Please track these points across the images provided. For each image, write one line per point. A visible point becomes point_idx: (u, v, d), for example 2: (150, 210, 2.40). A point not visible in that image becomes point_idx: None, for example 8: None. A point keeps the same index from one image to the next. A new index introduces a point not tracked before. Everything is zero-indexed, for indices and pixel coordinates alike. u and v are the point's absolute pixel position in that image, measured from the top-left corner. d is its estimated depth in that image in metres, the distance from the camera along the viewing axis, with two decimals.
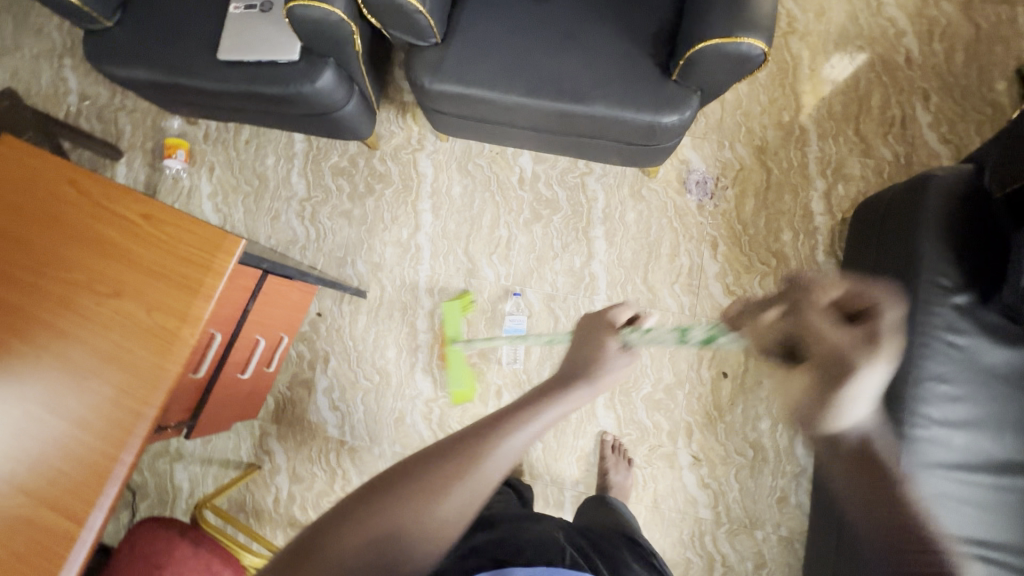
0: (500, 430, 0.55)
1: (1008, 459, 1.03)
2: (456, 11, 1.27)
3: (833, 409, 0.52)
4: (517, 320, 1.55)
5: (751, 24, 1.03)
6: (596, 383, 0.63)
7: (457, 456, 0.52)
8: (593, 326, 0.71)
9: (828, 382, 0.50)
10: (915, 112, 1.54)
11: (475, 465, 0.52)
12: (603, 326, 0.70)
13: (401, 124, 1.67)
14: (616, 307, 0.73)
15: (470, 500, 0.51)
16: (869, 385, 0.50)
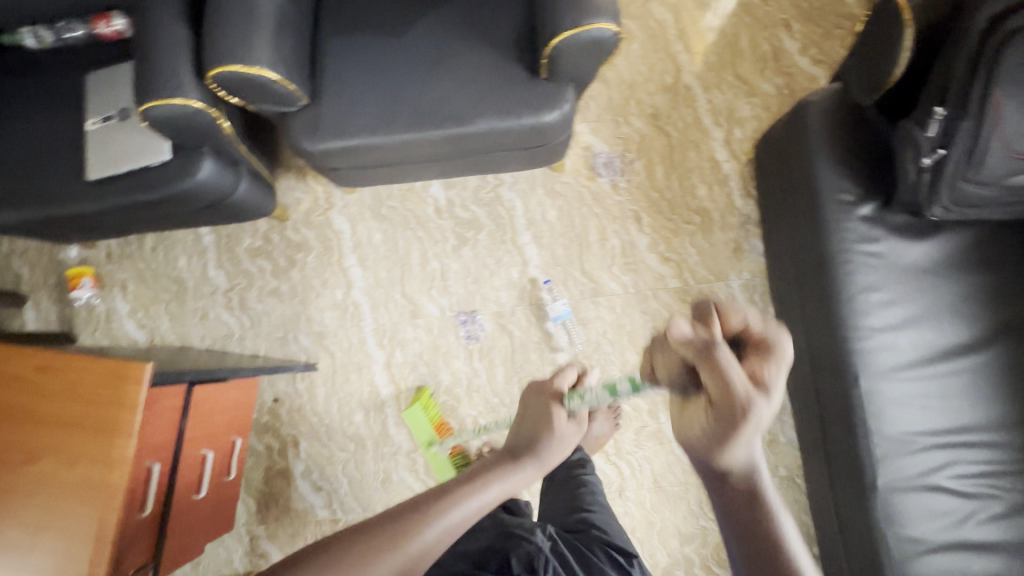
0: (450, 498, 0.69)
1: (954, 343, 1.06)
2: (317, 67, 1.25)
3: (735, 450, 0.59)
4: (561, 306, 1.51)
5: (597, 12, 1.06)
6: (540, 459, 0.82)
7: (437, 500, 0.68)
8: (538, 396, 0.91)
9: (728, 415, 0.58)
10: (783, 43, 1.60)
11: (417, 529, 0.64)
12: (548, 394, 0.89)
13: (304, 188, 1.65)
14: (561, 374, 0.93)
15: (423, 551, 0.63)
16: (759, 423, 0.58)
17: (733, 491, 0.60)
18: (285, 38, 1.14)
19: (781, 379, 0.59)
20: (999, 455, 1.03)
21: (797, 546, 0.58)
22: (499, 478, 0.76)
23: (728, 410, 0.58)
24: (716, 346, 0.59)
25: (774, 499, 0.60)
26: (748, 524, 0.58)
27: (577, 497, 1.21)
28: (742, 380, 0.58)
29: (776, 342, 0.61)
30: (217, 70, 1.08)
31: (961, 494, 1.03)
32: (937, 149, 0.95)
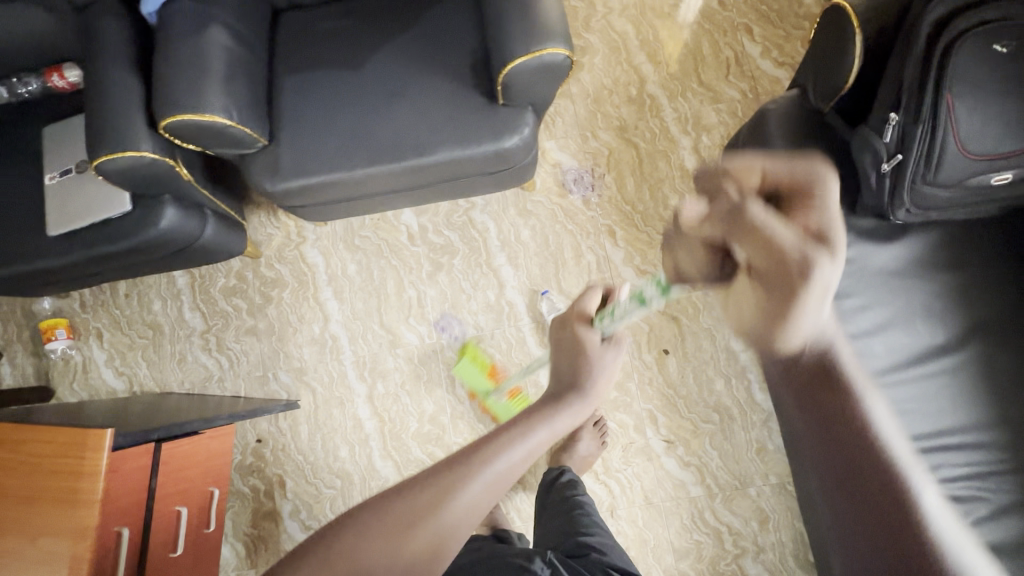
0: (490, 449, 0.63)
1: (932, 344, 1.05)
2: (274, 107, 1.24)
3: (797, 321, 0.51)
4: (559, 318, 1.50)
5: (547, 37, 1.05)
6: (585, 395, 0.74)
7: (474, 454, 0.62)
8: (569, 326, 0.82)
9: (783, 276, 0.50)
10: (744, 48, 1.60)
11: (462, 484, 0.59)
12: (575, 321, 0.82)
13: (276, 223, 1.63)
14: (588, 294, 0.85)
15: (470, 508, 0.58)
16: (825, 284, 0.49)
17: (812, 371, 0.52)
18: (237, 81, 1.13)
19: (837, 233, 0.52)
20: (986, 455, 1.01)
21: (888, 422, 0.49)
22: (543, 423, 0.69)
23: (783, 273, 0.50)
24: (752, 208, 0.56)
25: (858, 375, 0.51)
26: (828, 402, 0.50)
27: (573, 517, 1.16)
28: (793, 226, 0.53)
29: (812, 196, 0.59)
30: (170, 118, 1.07)
31: (952, 499, 1.01)
32: (894, 154, 0.95)
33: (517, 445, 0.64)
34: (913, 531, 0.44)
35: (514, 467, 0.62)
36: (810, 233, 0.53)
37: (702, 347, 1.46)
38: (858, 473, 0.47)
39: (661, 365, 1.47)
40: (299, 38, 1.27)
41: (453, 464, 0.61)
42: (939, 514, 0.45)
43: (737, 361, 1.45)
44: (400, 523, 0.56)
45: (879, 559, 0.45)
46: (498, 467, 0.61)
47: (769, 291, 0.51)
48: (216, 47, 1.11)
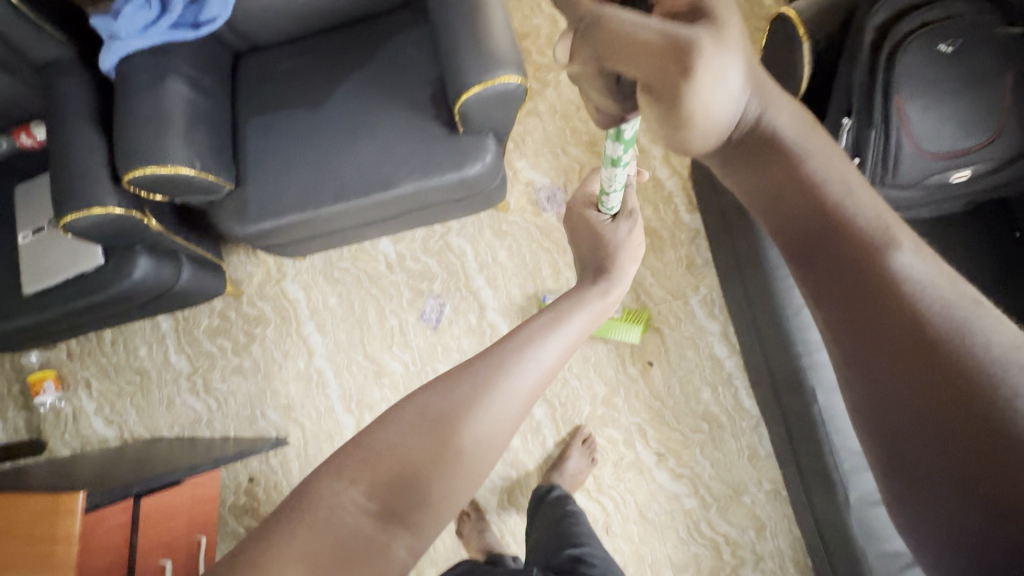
0: (527, 338, 0.66)
1: None
2: (239, 151, 1.25)
3: (704, 117, 0.42)
4: None
5: (499, 66, 1.06)
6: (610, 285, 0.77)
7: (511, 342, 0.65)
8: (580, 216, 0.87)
9: (671, 85, 0.39)
10: None
11: (509, 367, 0.62)
12: (579, 216, 0.86)
13: (255, 261, 1.64)
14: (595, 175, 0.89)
15: (517, 387, 0.61)
16: (716, 68, 0.40)
17: (762, 156, 0.48)
18: (198, 129, 1.14)
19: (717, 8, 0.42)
20: None
21: (864, 199, 0.45)
22: (576, 310, 0.72)
23: (664, 71, 0.39)
24: (607, 12, 0.42)
25: (812, 163, 0.48)
26: (798, 219, 0.47)
27: (566, 530, 1.12)
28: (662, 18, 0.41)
29: None
30: (134, 172, 1.08)
31: None
32: (852, 158, 0.94)
33: (560, 329, 0.69)
34: (913, 312, 0.39)
35: (561, 353, 0.66)
36: (680, 17, 0.41)
37: (686, 356, 1.46)
38: (851, 276, 0.43)
39: (646, 377, 1.46)
40: (260, 80, 1.28)
41: (500, 351, 0.64)
42: (937, 283, 0.41)
43: (722, 369, 1.44)
44: (462, 402, 0.58)
45: (889, 360, 0.39)
46: (545, 351, 0.65)
47: (667, 110, 0.41)
48: (175, 98, 1.12)
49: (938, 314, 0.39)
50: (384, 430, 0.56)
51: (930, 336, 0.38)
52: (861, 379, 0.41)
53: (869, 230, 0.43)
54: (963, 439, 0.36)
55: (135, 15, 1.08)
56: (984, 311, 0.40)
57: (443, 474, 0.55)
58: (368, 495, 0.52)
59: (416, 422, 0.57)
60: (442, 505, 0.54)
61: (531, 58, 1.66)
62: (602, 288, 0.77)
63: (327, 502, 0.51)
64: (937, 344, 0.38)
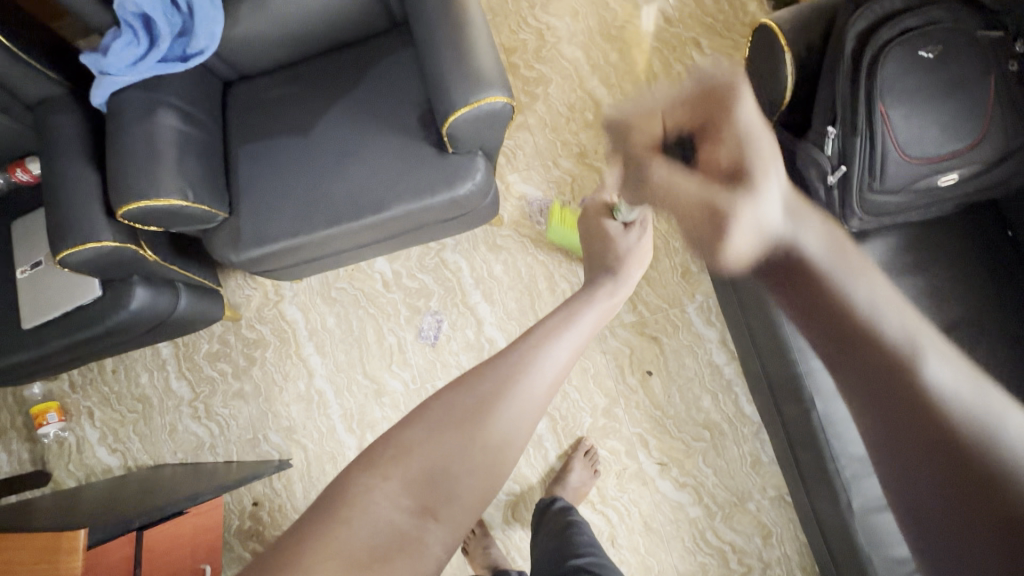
0: (543, 335, 0.61)
1: None
2: (232, 179, 1.26)
3: (735, 249, 0.53)
4: None
5: (485, 86, 1.06)
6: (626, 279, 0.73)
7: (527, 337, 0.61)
8: (593, 218, 0.83)
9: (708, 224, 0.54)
10: (695, 61, 1.61)
11: (527, 365, 0.58)
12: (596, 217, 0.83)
13: (253, 285, 1.65)
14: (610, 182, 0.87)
15: (535, 385, 0.57)
16: (750, 217, 0.53)
17: (787, 278, 0.50)
18: (190, 160, 1.15)
19: (749, 158, 0.55)
20: None
21: (889, 303, 0.48)
22: (591, 301, 0.68)
23: (696, 216, 0.55)
24: (658, 167, 0.61)
25: (828, 267, 0.50)
26: (824, 321, 0.48)
27: (571, 540, 1.11)
28: (696, 174, 0.56)
29: (724, 110, 0.58)
30: (127, 206, 1.09)
31: None
32: (838, 166, 0.95)
33: (578, 323, 0.64)
34: (946, 430, 0.42)
35: (578, 346, 0.62)
36: (727, 171, 0.55)
37: (685, 364, 1.46)
38: (881, 385, 0.45)
39: (645, 386, 1.46)
40: (250, 108, 1.29)
41: (518, 345, 0.60)
42: (965, 392, 0.43)
43: (721, 375, 1.44)
44: (481, 401, 0.55)
45: (924, 467, 0.43)
46: (560, 347, 0.60)
47: (706, 242, 0.55)
48: (165, 130, 1.13)
49: (965, 422, 0.42)
50: (405, 429, 0.54)
51: (963, 450, 0.42)
52: (895, 477, 0.46)
53: (897, 343, 0.45)
54: (993, 535, 0.41)
55: (123, 50, 1.10)
56: (1008, 412, 0.43)
57: (470, 472, 0.52)
58: (401, 492, 0.50)
59: (435, 423, 0.54)
60: (471, 500, 0.52)
61: (519, 73, 1.67)
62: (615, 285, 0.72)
63: (362, 504, 0.49)
64: (969, 460, 0.41)
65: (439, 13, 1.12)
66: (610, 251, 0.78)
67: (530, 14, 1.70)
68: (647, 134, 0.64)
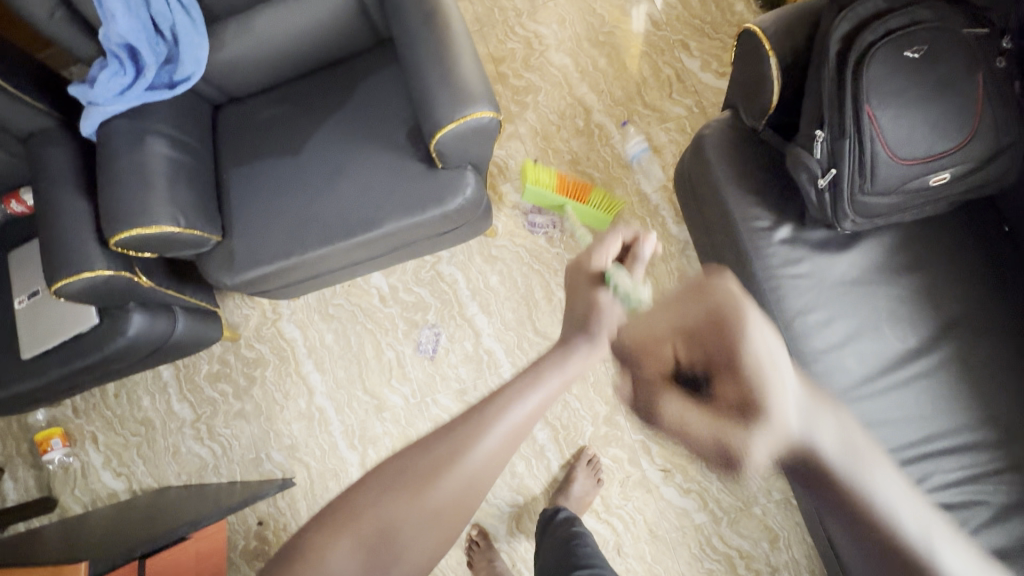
0: (500, 405, 0.62)
1: (905, 349, 1.03)
2: (224, 202, 1.26)
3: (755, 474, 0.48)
4: None
5: (471, 102, 1.06)
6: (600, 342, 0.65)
7: (484, 407, 0.62)
8: (578, 277, 0.70)
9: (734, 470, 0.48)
10: (683, 64, 1.60)
11: (477, 439, 0.60)
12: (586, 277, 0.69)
13: (251, 303, 1.65)
14: (605, 243, 0.70)
15: (487, 459, 0.60)
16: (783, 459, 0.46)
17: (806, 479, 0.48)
18: (181, 186, 1.15)
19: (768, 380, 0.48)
20: (979, 458, 0.98)
21: (903, 504, 0.46)
22: (554, 370, 0.65)
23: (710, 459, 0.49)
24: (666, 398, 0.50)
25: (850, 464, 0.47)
26: (848, 516, 0.46)
27: (573, 551, 1.09)
28: (704, 408, 0.48)
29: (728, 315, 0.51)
30: (120, 235, 1.09)
31: (944, 507, 0.97)
32: (829, 169, 0.94)
33: (535, 392, 0.63)
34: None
35: (529, 418, 0.62)
36: (737, 404, 0.47)
37: None
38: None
39: None
40: (240, 130, 1.30)
41: (475, 413, 0.61)
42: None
43: None
44: (431, 472, 0.58)
45: None
46: (515, 418, 0.61)
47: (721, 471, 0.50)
48: (155, 157, 1.14)
49: None
50: (364, 491, 0.60)
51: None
52: None
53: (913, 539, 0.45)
54: None
55: (110, 81, 1.10)
56: None
57: (417, 535, 0.57)
58: (352, 551, 0.56)
59: (390, 487, 0.58)
60: (419, 560, 0.57)
61: (508, 82, 1.67)
62: (588, 346, 0.65)
63: (320, 558, 0.56)
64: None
65: (423, 30, 1.12)
66: (589, 313, 0.66)
67: (517, 23, 1.70)
68: (659, 361, 0.53)
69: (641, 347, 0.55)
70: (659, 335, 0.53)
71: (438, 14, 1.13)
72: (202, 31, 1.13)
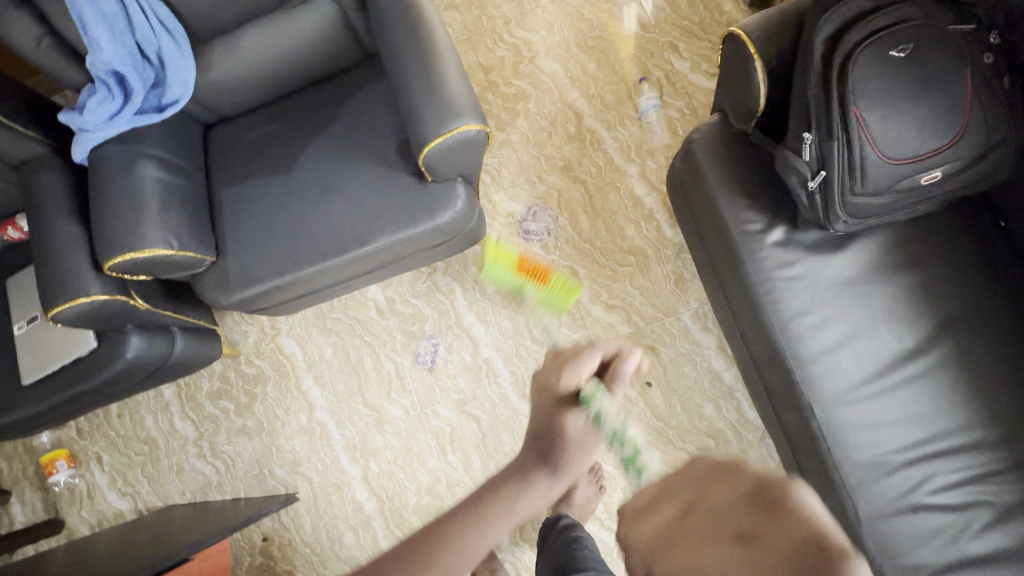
0: (448, 536, 0.59)
1: (902, 350, 1.02)
2: (217, 222, 1.27)
3: None
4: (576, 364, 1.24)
5: (458, 115, 1.06)
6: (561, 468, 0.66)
7: (430, 538, 0.59)
8: (542, 397, 0.72)
9: None
10: (673, 66, 1.60)
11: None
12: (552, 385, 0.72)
13: (249, 320, 1.66)
14: (578, 362, 0.72)
15: None
16: None
17: None
18: (173, 208, 1.16)
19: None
20: (981, 458, 0.97)
21: None
22: (506, 501, 0.63)
23: None
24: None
25: None
26: None
27: (573, 554, 1.06)
28: None
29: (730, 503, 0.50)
30: (113, 260, 1.10)
31: (947, 509, 0.96)
32: (818, 171, 0.93)
33: (486, 525, 0.60)
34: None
35: (476, 554, 0.58)
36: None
37: (684, 372, 1.44)
38: None
39: (646, 397, 1.44)
40: (231, 150, 1.30)
41: (421, 543, 0.58)
42: None
43: (722, 382, 1.42)
44: None
45: None
46: (462, 554, 0.58)
47: None
48: (146, 181, 1.14)
49: None
50: None
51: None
52: None
53: None
54: None
55: (99, 107, 1.11)
56: None
57: None
58: None
59: None
60: None
61: (498, 90, 1.67)
62: (547, 476, 0.65)
63: None
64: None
65: (408, 44, 1.12)
66: (554, 435, 0.68)
67: (506, 30, 1.70)
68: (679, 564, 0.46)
69: (672, 531, 0.49)
70: (698, 534, 0.47)
71: (423, 28, 1.13)
72: (188, 56, 1.13)
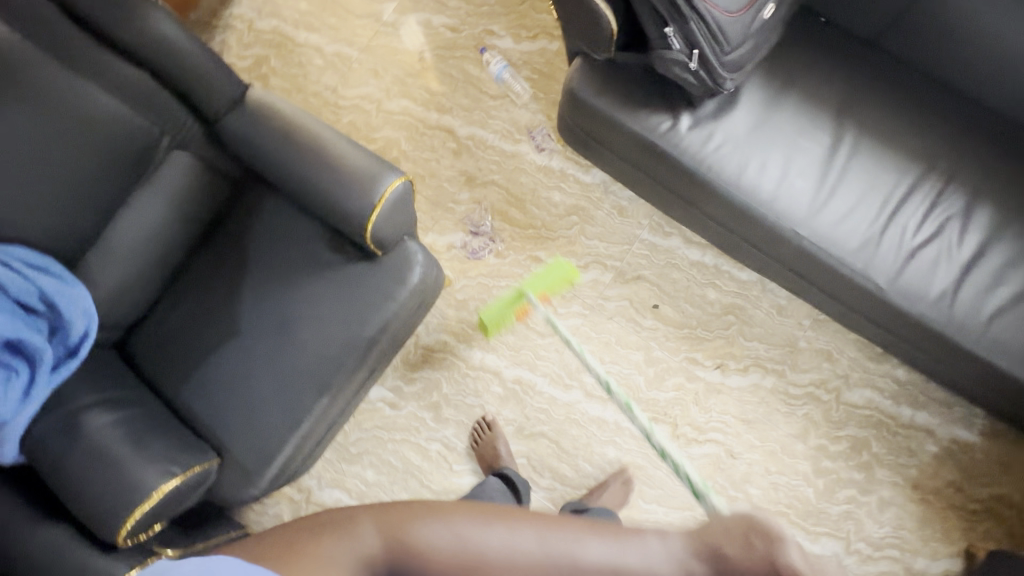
0: (482, 535, 0.71)
1: (825, 147, 1.18)
2: (195, 426, 1.12)
3: None
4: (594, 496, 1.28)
5: (380, 181, 1.05)
6: None
7: (460, 523, 0.72)
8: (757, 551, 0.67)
9: None
10: (499, 45, 1.67)
11: (373, 535, 0.72)
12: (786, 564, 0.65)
13: (274, 499, 1.50)
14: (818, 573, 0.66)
15: (397, 554, 0.72)
16: None
17: None
18: (149, 438, 1.02)
19: None
20: (925, 187, 1.15)
21: None
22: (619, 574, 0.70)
23: None
24: None
25: None
26: None
27: None
28: None
29: None
30: (124, 526, 0.94)
31: (931, 239, 1.13)
32: (691, 53, 1.04)
33: (524, 544, 0.71)
34: None
35: (443, 553, 0.71)
36: None
37: (675, 278, 1.54)
38: None
39: (661, 318, 1.52)
40: (159, 351, 1.16)
41: (471, 511, 0.73)
42: None
43: (707, 265, 1.54)
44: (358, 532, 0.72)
45: None
46: (439, 537, 0.71)
47: None
48: (104, 431, 1.00)
49: None
50: (369, 525, 0.73)
51: None
52: None
53: None
54: None
55: (6, 391, 0.94)
56: None
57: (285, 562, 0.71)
58: (381, 544, 0.72)
59: (328, 546, 0.71)
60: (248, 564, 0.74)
61: None
62: None
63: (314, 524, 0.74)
64: None
65: (286, 148, 1.07)
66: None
67: (339, 98, 1.69)
68: None
69: None
70: None
71: (289, 126, 1.09)
72: (75, 281, 1.01)
